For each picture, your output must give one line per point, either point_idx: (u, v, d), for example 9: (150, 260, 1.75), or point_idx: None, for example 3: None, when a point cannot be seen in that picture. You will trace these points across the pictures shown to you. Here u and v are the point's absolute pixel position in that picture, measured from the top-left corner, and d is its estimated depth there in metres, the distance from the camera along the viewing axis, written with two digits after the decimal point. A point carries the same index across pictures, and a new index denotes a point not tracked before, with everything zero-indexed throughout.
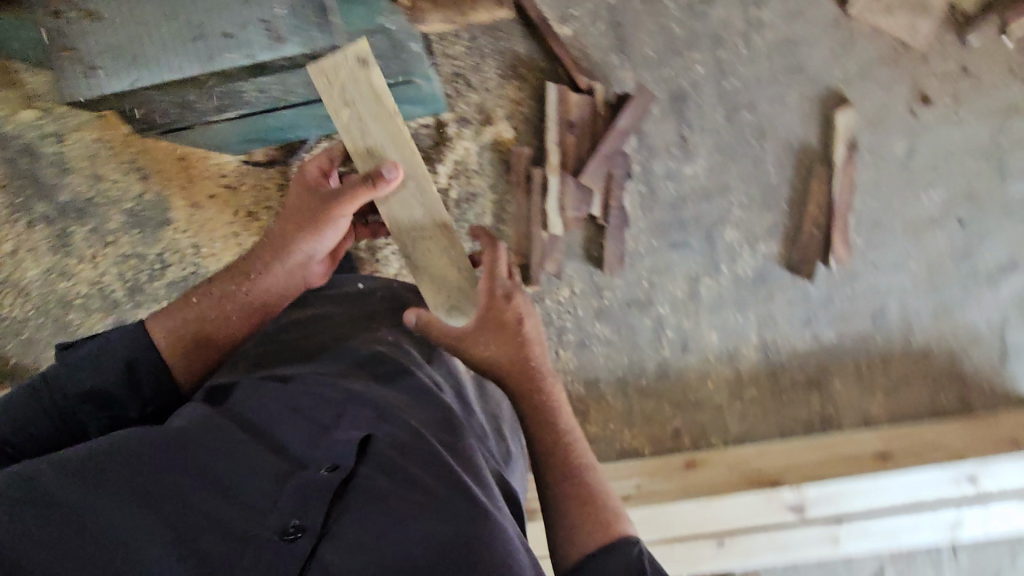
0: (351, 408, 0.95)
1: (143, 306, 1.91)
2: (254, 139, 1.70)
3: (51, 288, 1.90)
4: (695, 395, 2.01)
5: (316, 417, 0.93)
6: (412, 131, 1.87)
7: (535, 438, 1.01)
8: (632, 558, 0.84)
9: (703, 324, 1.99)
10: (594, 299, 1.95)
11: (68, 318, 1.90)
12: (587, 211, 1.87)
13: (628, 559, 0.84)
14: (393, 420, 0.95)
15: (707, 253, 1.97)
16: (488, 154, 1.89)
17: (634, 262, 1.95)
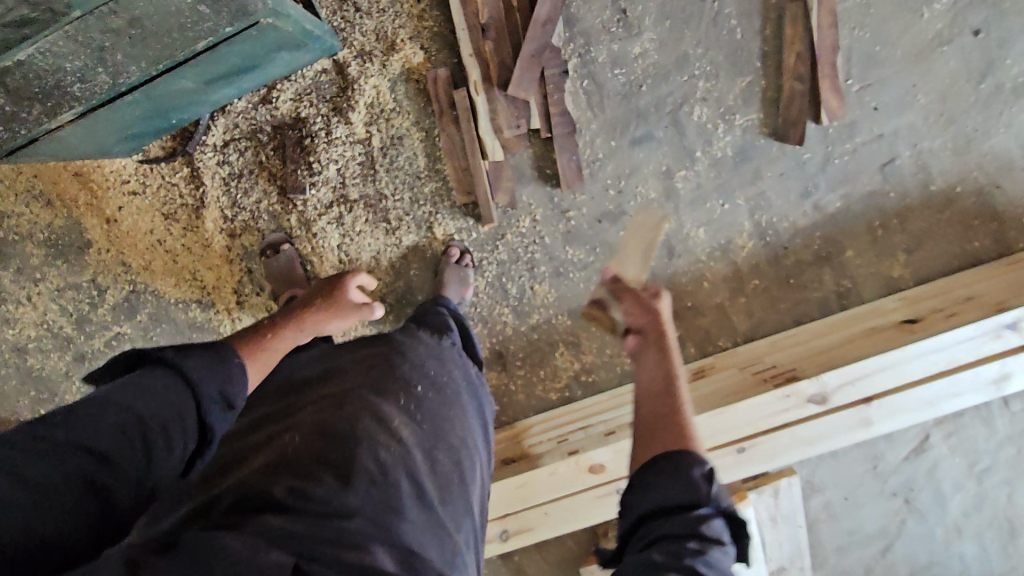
0: (305, 470, 0.90)
1: (95, 337, 1.82)
2: (136, 134, 1.48)
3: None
4: (692, 301, 1.83)
5: (283, 473, 0.90)
6: (311, 81, 1.63)
7: (643, 374, 1.07)
8: (696, 478, 0.85)
9: (686, 223, 1.76)
10: (560, 223, 1.75)
11: (30, 365, 1.84)
12: (527, 125, 1.61)
13: (690, 481, 0.85)
14: (341, 479, 0.90)
15: (676, 141, 1.71)
16: (402, 86, 1.64)
17: (594, 170, 1.72)
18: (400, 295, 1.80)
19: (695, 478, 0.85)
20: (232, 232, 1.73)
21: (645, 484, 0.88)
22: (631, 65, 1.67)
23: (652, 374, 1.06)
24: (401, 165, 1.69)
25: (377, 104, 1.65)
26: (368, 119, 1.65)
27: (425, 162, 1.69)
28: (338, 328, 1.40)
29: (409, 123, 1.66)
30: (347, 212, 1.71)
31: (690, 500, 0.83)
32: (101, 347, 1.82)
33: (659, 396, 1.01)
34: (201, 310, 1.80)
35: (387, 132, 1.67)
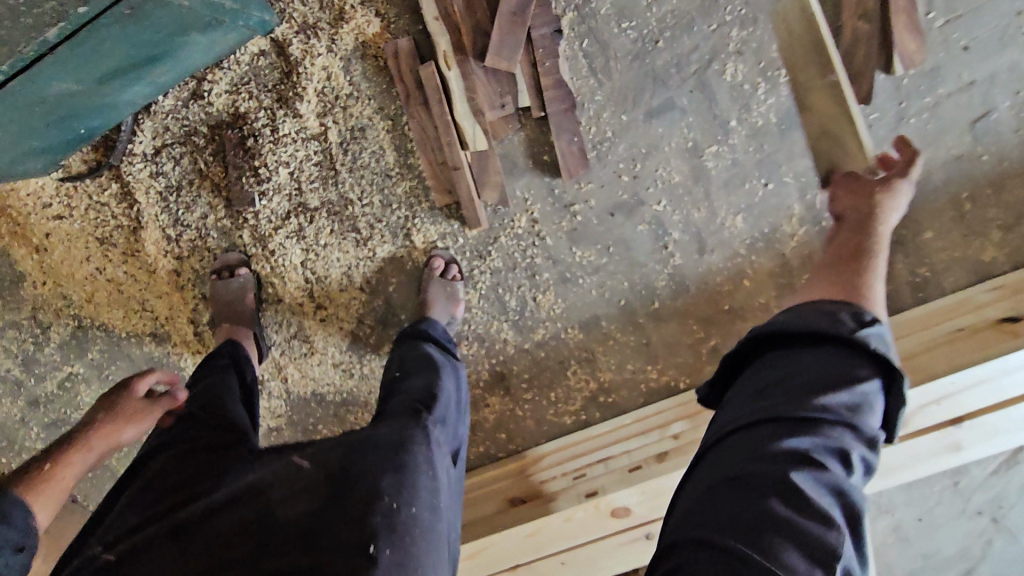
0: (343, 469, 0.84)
1: (45, 378, 1.62)
2: (38, 150, 1.23)
3: None
4: (731, 304, 1.50)
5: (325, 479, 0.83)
6: (249, 67, 1.34)
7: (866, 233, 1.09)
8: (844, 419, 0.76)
9: (721, 210, 1.42)
10: (563, 219, 1.44)
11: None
12: (515, 105, 1.30)
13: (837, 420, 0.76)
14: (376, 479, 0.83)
15: (705, 109, 1.36)
16: (358, 65, 1.33)
17: (603, 153, 1.39)
18: (381, 315, 1.53)
19: (835, 325, 0.84)
20: (178, 254, 1.47)
21: (788, 374, 0.81)
22: (642, 15, 1.32)
23: (849, 231, 1.11)
24: (367, 162, 1.39)
25: (330, 90, 1.35)
26: (322, 110, 1.36)
27: (395, 156, 1.39)
28: (136, 434, 1.14)
29: (371, 111, 1.36)
30: (308, 222, 1.43)
31: (823, 422, 0.76)
32: (52, 390, 1.62)
33: (848, 250, 1.07)
34: (156, 343, 1.57)
35: (346, 123, 1.37)
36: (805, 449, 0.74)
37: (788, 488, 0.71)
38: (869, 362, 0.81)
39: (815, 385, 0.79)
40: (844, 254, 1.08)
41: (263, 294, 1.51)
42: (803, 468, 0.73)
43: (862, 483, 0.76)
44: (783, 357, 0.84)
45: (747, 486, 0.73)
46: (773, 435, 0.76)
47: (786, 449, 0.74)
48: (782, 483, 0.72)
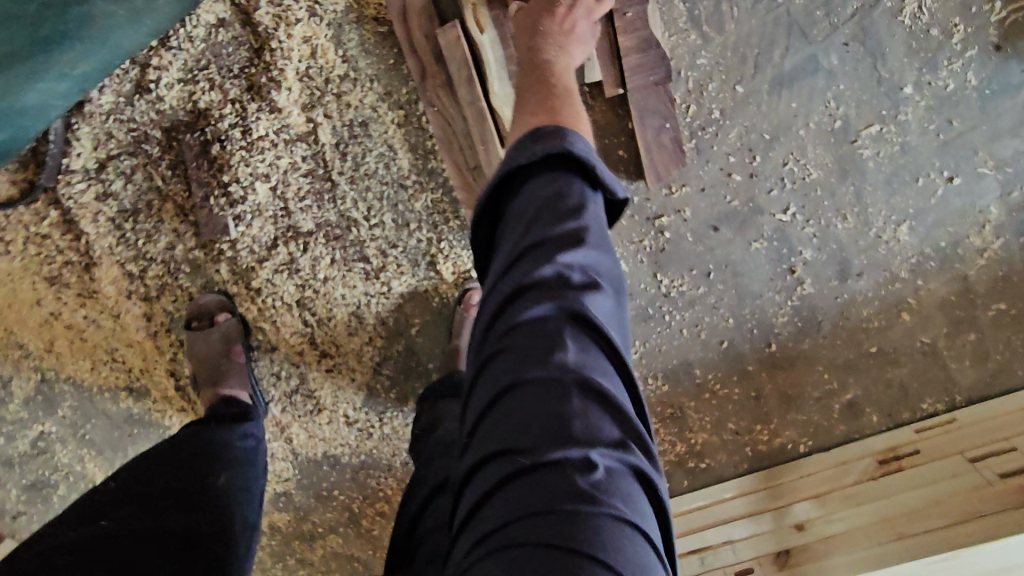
0: None
1: (14, 439, 1.35)
2: None
3: None
4: (880, 344, 1.08)
5: None
6: (207, 44, 0.97)
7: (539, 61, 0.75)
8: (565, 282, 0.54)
9: (878, 218, 0.99)
10: (645, 237, 1.03)
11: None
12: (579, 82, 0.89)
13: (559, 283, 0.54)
14: None
15: (860, 68, 0.91)
16: (355, 32, 0.95)
17: (705, 142, 0.96)
18: (402, 364, 1.18)
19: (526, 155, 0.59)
20: (144, 295, 1.15)
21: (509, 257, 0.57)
22: None
23: (527, 65, 0.75)
24: (374, 169, 1.02)
25: (318, 71, 0.97)
26: (308, 99, 0.98)
27: (411, 159, 1.01)
28: None
29: (376, 96, 0.97)
30: (301, 251, 1.07)
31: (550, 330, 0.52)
32: (24, 451, 1.36)
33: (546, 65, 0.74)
34: (134, 400, 1.27)
35: (341, 116, 0.99)
36: (545, 312, 0.53)
37: (551, 358, 0.51)
38: (567, 164, 0.58)
39: (539, 217, 0.55)
40: (527, 73, 0.74)
41: (252, 341, 1.18)
42: (549, 319, 0.52)
43: (618, 301, 0.56)
44: (507, 205, 0.59)
45: (513, 391, 0.51)
46: (510, 318, 0.54)
47: (527, 319, 0.53)
48: (540, 402, 0.50)
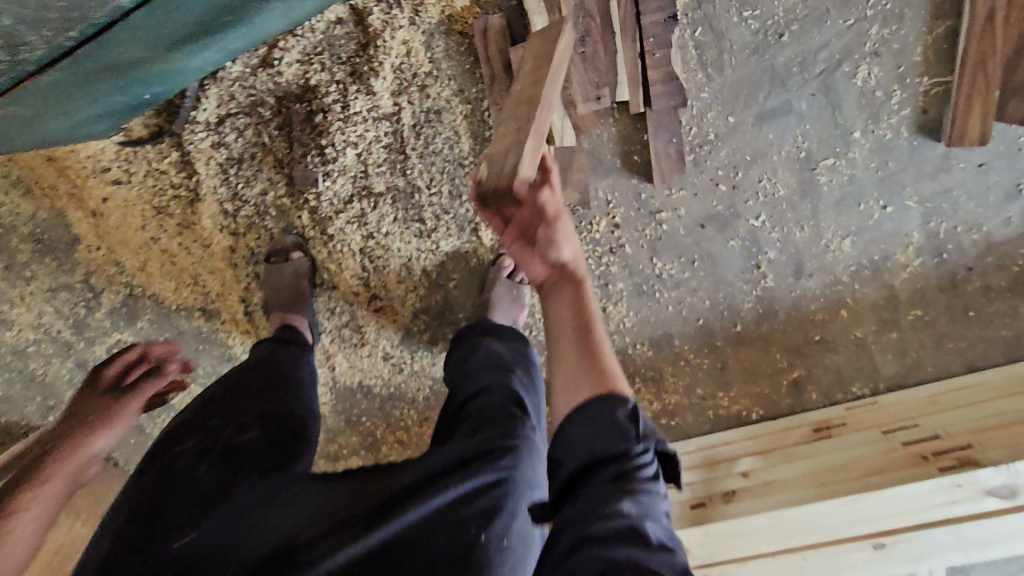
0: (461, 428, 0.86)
1: (95, 343, 1.59)
2: (101, 115, 1.15)
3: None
4: (822, 333, 1.36)
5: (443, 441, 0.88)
6: (323, 36, 1.24)
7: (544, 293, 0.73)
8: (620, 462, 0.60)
9: (826, 231, 1.27)
10: (647, 227, 1.31)
11: (31, 370, 1.65)
12: (612, 99, 1.17)
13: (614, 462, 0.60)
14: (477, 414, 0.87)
15: (824, 114, 1.20)
16: (442, 41, 1.21)
17: (701, 157, 1.24)
18: (438, 311, 1.43)
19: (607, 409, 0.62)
20: (234, 230, 1.40)
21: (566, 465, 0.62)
22: (767, 4, 1.16)
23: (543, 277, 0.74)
24: (440, 148, 1.28)
25: (409, 67, 1.23)
26: (397, 88, 1.25)
27: (471, 144, 1.27)
28: None
29: (451, 92, 1.24)
30: (372, 208, 1.33)
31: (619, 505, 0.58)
32: (102, 355, 1.59)
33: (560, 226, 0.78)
34: (206, 320, 1.51)
35: (421, 104, 1.25)
36: (632, 518, 0.58)
37: (617, 510, 0.58)
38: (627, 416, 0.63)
39: (609, 459, 0.60)
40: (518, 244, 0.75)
41: (317, 279, 1.43)
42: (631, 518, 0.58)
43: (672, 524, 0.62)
44: (564, 424, 0.63)
45: (579, 533, 0.58)
46: (620, 481, 0.59)
47: (606, 522, 0.57)
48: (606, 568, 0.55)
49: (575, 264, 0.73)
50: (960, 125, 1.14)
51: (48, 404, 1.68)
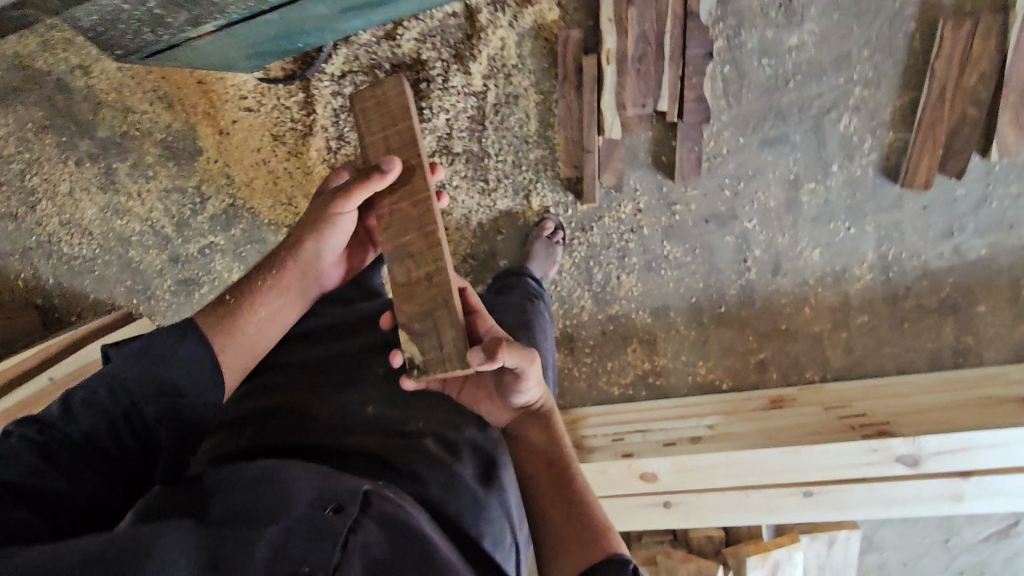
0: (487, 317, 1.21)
1: (190, 241, 1.90)
2: (261, 53, 1.48)
3: (109, 226, 1.94)
4: (788, 324, 1.69)
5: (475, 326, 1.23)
6: (438, 24, 1.57)
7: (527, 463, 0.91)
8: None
9: (802, 241, 1.61)
10: (663, 214, 1.64)
11: (129, 256, 1.96)
12: (654, 107, 1.49)
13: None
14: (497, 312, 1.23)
15: (813, 149, 1.54)
16: (530, 43, 1.54)
17: (715, 167, 1.58)
18: (484, 258, 1.75)
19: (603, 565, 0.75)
20: (334, 164, 1.72)
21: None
22: (782, 56, 1.48)
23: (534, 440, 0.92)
24: (512, 126, 1.62)
25: (500, 58, 1.57)
26: (488, 73, 1.58)
27: (537, 126, 1.61)
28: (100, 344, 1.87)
29: (529, 83, 1.58)
30: (448, 164, 1.68)
31: None
32: (194, 252, 1.90)
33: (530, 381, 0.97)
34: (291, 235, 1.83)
35: (505, 88, 1.59)
36: None
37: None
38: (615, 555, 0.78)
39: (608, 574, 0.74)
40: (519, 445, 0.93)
41: None
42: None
43: None
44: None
45: None
46: None
47: None
48: None
49: (541, 403, 0.94)
50: (913, 173, 1.48)
51: (138, 287, 1.99)
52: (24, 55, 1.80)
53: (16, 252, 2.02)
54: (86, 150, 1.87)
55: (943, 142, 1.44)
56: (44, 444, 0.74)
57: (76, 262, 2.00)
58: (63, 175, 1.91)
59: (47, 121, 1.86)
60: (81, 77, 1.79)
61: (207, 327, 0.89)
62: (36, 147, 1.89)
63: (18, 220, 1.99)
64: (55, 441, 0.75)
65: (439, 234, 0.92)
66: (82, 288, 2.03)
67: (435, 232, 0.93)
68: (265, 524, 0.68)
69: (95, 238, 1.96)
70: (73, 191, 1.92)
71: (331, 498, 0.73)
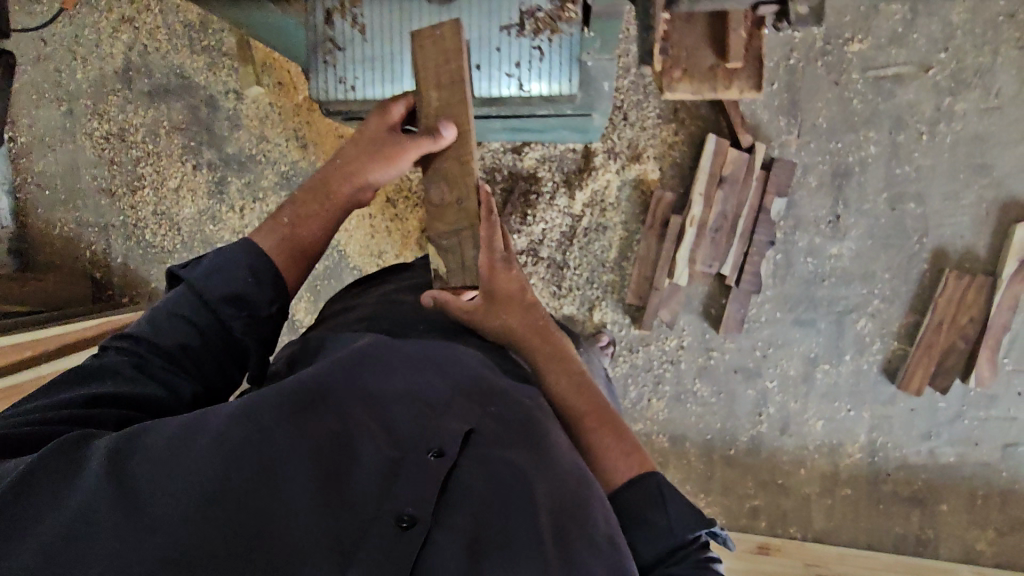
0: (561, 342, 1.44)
1: None
2: None
3: (200, 227, 2.07)
4: (783, 479, 1.91)
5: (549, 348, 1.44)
6: (559, 153, 1.87)
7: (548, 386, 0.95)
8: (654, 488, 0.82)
9: (810, 410, 1.88)
10: (701, 356, 1.89)
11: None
12: (718, 269, 1.79)
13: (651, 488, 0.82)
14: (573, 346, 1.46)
15: (833, 338, 1.84)
16: (628, 190, 1.86)
17: (752, 330, 1.86)
18: None
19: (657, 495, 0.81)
20: None
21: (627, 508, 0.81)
22: (824, 259, 1.81)
23: (545, 361, 0.98)
24: (594, 249, 1.89)
25: (601, 195, 1.87)
26: (588, 203, 1.87)
27: (615, 255, 1.89)
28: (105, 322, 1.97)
29: (618, 220, 1.87)
30: (532, 264, 1.92)
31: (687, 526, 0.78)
32: None
33: (534, 314, 1.02)
34: None
35: (597, 218, 1.88)
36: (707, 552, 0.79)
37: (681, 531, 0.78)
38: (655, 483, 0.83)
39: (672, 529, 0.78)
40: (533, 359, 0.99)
41: None
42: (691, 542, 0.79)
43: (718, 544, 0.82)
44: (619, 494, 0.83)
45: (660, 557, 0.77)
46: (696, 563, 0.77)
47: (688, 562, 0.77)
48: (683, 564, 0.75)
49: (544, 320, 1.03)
50: (909, 378, 1.79)
51: None
52: (188, 67, 2.01)
53: (98, 225, 2.12)
54: (208, 159, 2.04)
55: (936, 361, 1.77)
56: (134, 354, 0.83)
57: (153, 250, 2.11)
58: (177, 172, 2.06)
59: (182, 125, 2.04)
60: (232, 99, 2.00)
61: (260, 232, 0.97)
62: (162, 142, 2.06)
63: (114, 198, 2.10)
64: (148, 356, 0.83)
65: (473, 163, 1.04)
66: (147, 274, 2.12)
67: (471, 161, 1.04)
68: (379, 447, 0.68)
69: (182, 234, 2.08)
70: (179, 189, 2.07)
71: (437, 438, 0.70)
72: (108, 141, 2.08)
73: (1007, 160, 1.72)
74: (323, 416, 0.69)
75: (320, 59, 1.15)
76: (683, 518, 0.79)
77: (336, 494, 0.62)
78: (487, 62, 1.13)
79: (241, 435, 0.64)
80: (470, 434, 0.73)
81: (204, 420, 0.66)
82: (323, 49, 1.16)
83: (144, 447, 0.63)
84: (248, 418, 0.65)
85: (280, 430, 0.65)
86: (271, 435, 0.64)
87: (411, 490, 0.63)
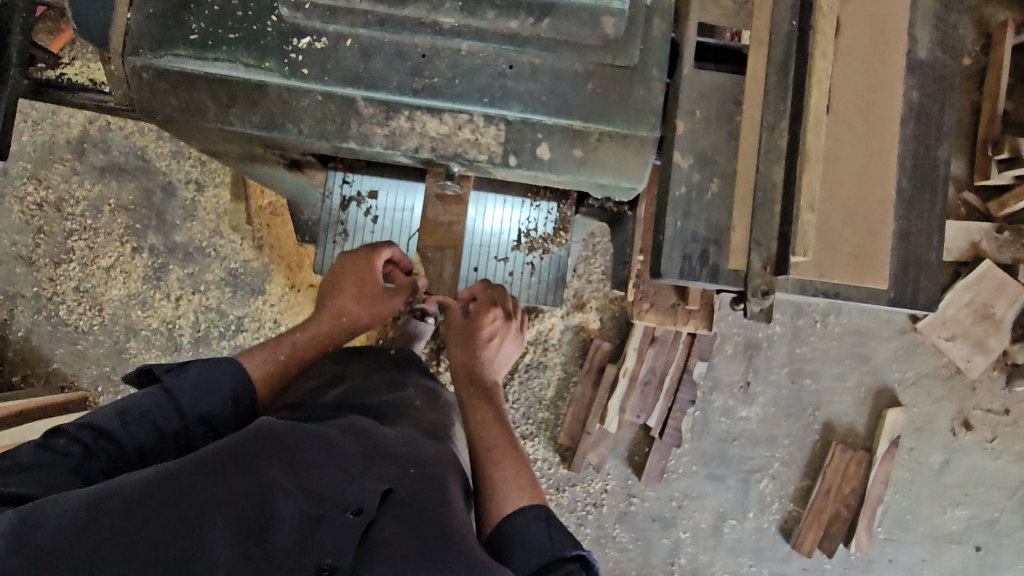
0: None
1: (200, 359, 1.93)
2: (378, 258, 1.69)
3: (126, 312, 1.93)
4: None
5: None
6: None
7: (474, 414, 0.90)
8: (535, 531, 0.72)
9: (716, 562, 1.99)
10: (622, 501, 1.97)
11: (126, 345, 1.93)
12: (644, 420, 1.93)
13: (527, 532, 0.72)
14: None
15: (740, 495, 2.00)
16: (570, 334, 1.97)
17: (669, 479, 1.98)
18: None
19: (552, 544, 0.71)
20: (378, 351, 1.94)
21: (517, 536, 0.73)
22: (735, 420, 2.00)
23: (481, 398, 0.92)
24: (533, 385, 1.97)
25: (545, 335, 1.97)
26: (531, 341, 1.96)
27: (552, 393, 1.98)
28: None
29: (558, 360, 1.98)
30: None
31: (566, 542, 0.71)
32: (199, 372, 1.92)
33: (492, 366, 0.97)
34: None
35: (539, 356, 1.97)
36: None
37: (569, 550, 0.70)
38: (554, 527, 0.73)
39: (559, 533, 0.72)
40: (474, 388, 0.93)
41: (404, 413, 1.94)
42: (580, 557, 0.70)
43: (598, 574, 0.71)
44: (509, 532, 0.73)
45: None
46: None
47: None
48: None
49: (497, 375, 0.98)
50: (801, 541, 1.97)
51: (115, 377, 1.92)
52: (148, 151, 1.94)
53: (7, 293, 1.93)
54: (151, 243, 1.93)
55: (824, 527, 1.96)
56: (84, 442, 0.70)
57: (64, 327, 1.93)
58: (112, 252, 1.93)
59: (129, 206, 1.94)
60: (191, 190, 1.93)
61: (249, 356, 0.91)
62: (104, 220, 1.93)
63: (32, 267, 1.93)
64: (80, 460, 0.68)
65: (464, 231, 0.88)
66: (52, 354, 1.93)
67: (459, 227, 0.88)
68: (296, 505, 0.63)
69: (103, 315, 1.93)
70: (111, 269, 1.93)
71: (355, 495, 0.66)
72: (42, 209, 1.93)
73: (882, 354, 2.02)
74: (241, 474, 0.63)
75: (329, 234, 1.03)
76: (566, 542, 0.71)
77: (257, 552, 0.57)
78: (483, 273, 0.98)
79: (156, 506, 0.58)
80: (388, 493, 0.69)
81: (122, 486, 0.60)
82: (334, 229, 1.03)
83: (52, 513, 0.56)
84: (165, 483, 0.60)
85: (204, 491, 0.60)
86: (192, 499, 0.59)
87: (326, 544, 0.60)
